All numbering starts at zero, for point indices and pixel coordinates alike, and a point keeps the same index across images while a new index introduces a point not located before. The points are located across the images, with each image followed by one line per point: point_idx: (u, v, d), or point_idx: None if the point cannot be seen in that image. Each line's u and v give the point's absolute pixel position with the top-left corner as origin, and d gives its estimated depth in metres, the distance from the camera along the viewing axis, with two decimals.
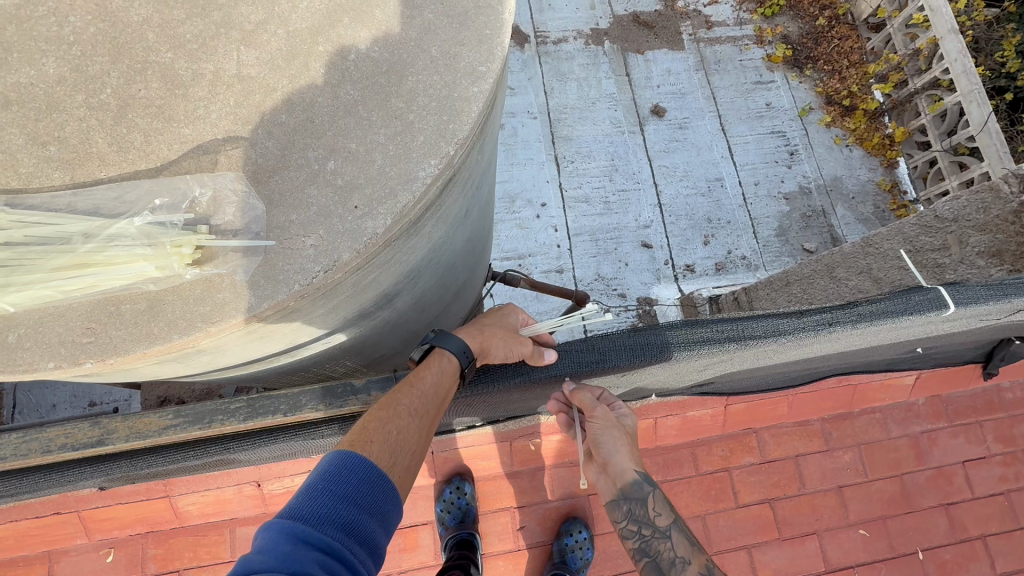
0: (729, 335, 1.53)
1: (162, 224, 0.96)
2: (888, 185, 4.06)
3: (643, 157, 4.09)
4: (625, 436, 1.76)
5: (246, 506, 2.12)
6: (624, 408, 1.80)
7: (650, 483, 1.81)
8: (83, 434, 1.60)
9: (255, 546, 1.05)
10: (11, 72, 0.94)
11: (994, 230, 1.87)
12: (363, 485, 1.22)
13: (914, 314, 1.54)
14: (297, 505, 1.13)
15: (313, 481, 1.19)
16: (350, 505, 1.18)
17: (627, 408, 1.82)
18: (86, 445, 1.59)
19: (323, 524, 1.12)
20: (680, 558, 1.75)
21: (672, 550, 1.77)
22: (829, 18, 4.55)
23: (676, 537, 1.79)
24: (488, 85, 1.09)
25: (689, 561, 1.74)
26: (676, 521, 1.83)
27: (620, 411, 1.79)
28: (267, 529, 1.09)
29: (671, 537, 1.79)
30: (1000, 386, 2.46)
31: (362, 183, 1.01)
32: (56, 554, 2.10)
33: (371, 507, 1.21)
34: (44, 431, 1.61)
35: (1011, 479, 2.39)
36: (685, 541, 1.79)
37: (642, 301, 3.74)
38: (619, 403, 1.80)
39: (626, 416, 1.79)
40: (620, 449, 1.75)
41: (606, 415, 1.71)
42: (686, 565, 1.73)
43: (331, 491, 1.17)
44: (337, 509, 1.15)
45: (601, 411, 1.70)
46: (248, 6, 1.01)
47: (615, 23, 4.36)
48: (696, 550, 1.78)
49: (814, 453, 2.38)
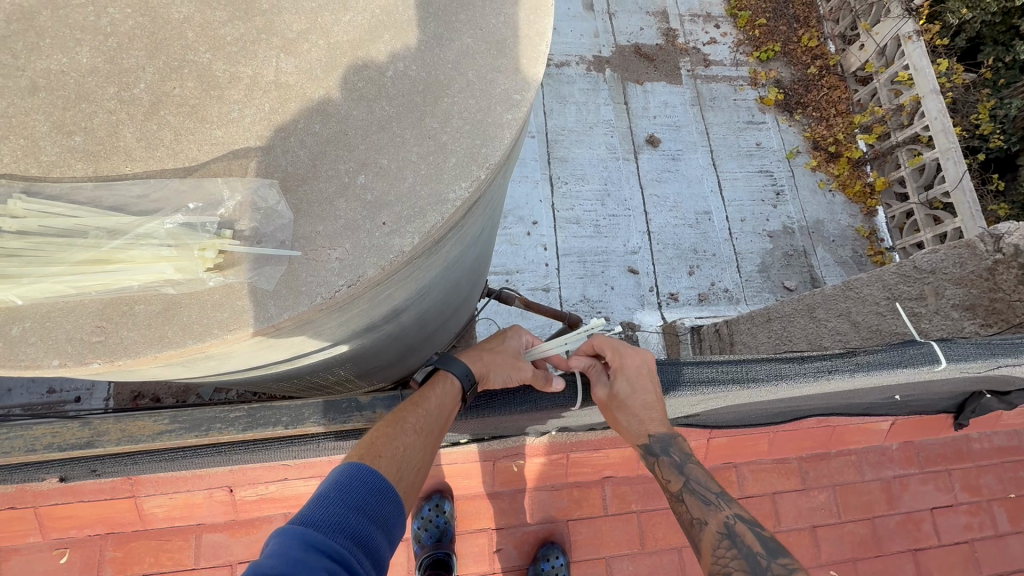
0: (733, 376, 1.64)
1: (192, 227, 0.93)
2: (866, 232, 4.21)
3: (635, 184, 4.16)
4: (626, 398, 1.61)
5: (215, 512, 2.03)
6: (629, 375, 1.62)
7: (657, 451, 1.61)
8: (71, 433, 1.61)
9: (267, 551, 1.02)
10: (42, 58, 0.94)
11: (970, 284, 1.87)
12: (371, 497, 1.21)
13: (909, 365, 1.63)
14: (308, 513, 1.11)
15: (324, 491, 1.17)
16: (360, 515, 1.16)
17: (628, 362, 1.63)
18: (75, 445, 1.60)
19: (333, 531, 1.10)
20: (698, 520, 1.53)
21: (688, 513, 1.55)
22: (820, 67, 4.75)
23: (689, 500, 1.57)
24: (522, 113, 1.09)
25: (706, 522, 1.51)
26: (687, 482, 1.59)
27: (616, 371, 1.63)
28: (278, 537, 1.05)
29: (684, 501, 1.58)
30: (970, 436, 2.52)
31: (392, 200, 1.00)
32: (6, 552, 1.98)
33: (379, 519, 1.19)
34: (32, 429, 1.61)
35: (975, 527, 2.45)
36: (699, 503, 1.55)
37: (625, 325, 3.77)
38: (621, 374, 1.62)
39: (624, 376, 1.62)
40: (636, 417, 1.60)
41: (609, 399, 1.62)
42: (703, 526, 1.51)
43: (341, 499, 1.16)
44: (347, 517, 1.14)
45: (602, 397, 1.63)
46: (291, 15, 1.02)
47: (617, 53, 4.48)
48: (713, 508, 1.53)
49: (791, 491, 2.41)
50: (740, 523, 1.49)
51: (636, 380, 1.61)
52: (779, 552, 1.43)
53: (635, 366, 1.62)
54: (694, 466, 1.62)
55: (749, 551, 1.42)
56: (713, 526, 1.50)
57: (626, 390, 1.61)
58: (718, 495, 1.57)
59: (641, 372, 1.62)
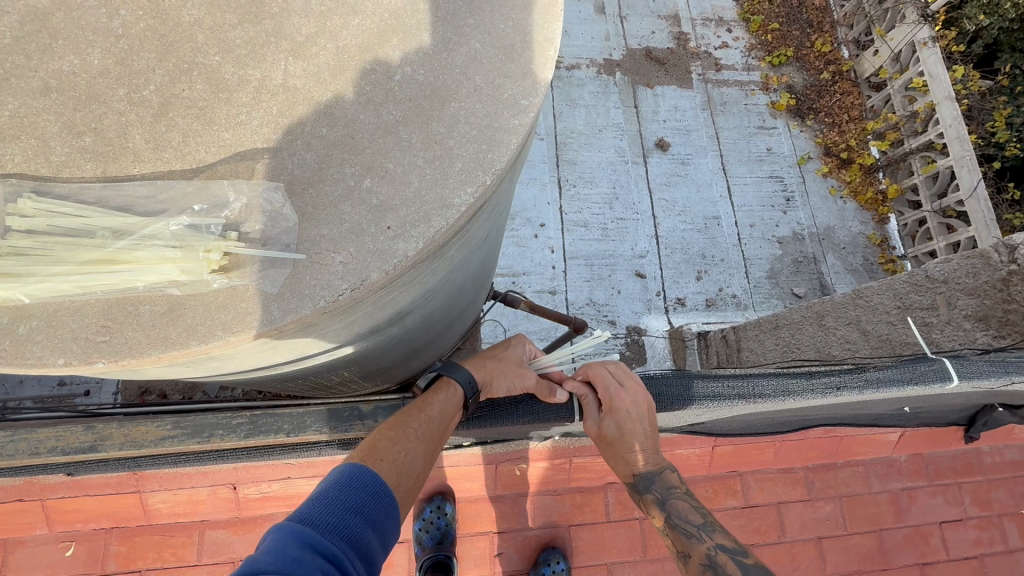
0: (739, 392, 1.64)
1: (198, 229, 0.94)
2: (878, 240, 4.16)
3: (644, 189, 4.15)
4: (615, 439, 1.61)
5: (219, 509, 2.03)
6: (619, 419, 1.57)
7: (643, 489, 1.65)
8: (75, 437, 1.63)
9: (264, 545, 1.01)
10: (55, 59, 0.94)
11: (982, 295, 1.85)
12: (369, 500, 1.21)
13: (918, 383, 1.60)
14: (307, 512, 1.11)
15: (324, 490, 1.17)
16: (358, 517, 1.16)
17: (619, 406, 1.57)
18: (78, 449, 1.62)
19: (330, 532, 1.10)
20: (682, 552, 1.53)
21: (673, 546, 1.56)
22: (833, 73, 4.71)
23: (672, 533, 1.58)
24: (530, 118, 1.09)
25: (688, 554, 1.51)
26: (670, 515, 1.60)
27: (606, 412, 1.58)
28: (276, 533, 1.05)
29: (668, 534, 1.59)
30: (981, 449, 2.48)
31: (396, 204, 1.00)
32: (13, 544, 2.00)
33: (375, 523, 1.19)
34: (35, 432, 1.64)
35: (985, 543, 2.41)
36: (680, 536, 1.56)
37: (631, 329, 3.75)
38: (611, 418, 1.58)
39: (614, 420, 1.58)
40: (622, 457, 1.63)
41: (599, 435, 1.64)
42: (686, 558, 1.51)
43: (340, 500, 1.16)
44: (344, 518, 1.14)
45: (592, 431, 1.64)
46: (301, 19, 1.03)
47: (628, 56, 4.47)
48: (695, 540, 1.53)
49: (797, 502, 2.38)
50: (722, 552, 1.47)
51: (625, 425, 1.58)
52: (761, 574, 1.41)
53: (628, 411, 1.56)
54: (676, 500, 1.63)
55: None
56: (696, 558, 1.49)
57: (615, 431, 1.59)
58: (700, 525, 1.57)
59: (631, 418, 1.57)
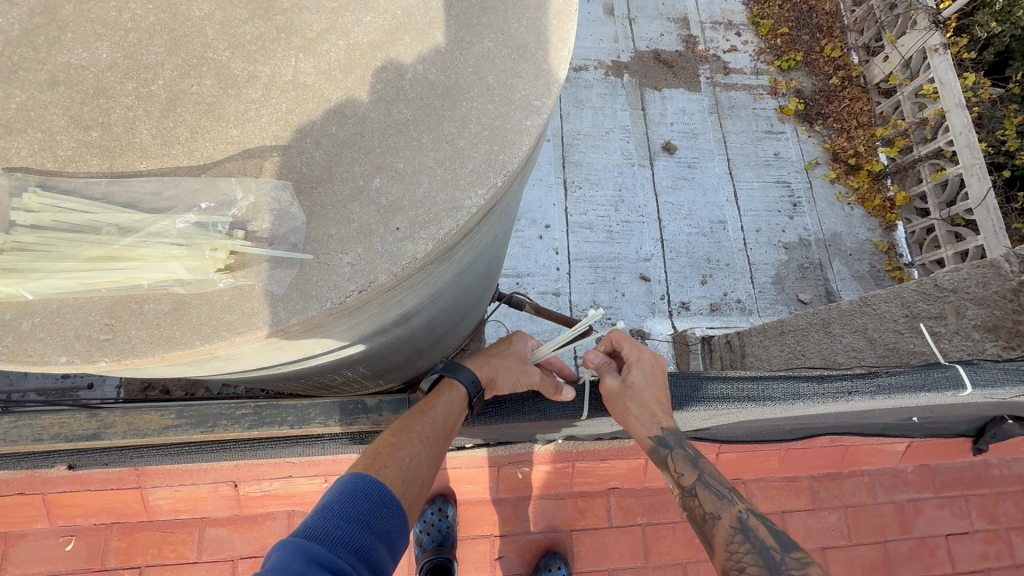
0: (748, 394, 1.61)
1: (204, 227, 0.92)
2: (885, 247, 4.10)
3: (650, 192, 4.12)
4: (638, 392, 1.58)
5: (220, 506, 2.02)
6: (644, 368, 1.61)
7: (669, 444, 1.55)
8: (78, 424, 1.63)
9: (269, 562, 0.99)
10: (64, 52, 0.93)
11: (993, 305, 1.81)
12: (375, 510, 1.19)
13: (932, 390, 1.58)
14: (311, 526, 1.09)
15: (328, 503, 1.16)
16: (364, 529, 1.14)
17: (644, 357, 1.63)
18: (81, 436, 1.61)
19: (336, 545, 1.08)
20: (710, 513, 1.49)
21: (700, 508, 1.52)
22: (842, 78, 4.67)
23: (703, 493, 1.54)
24: (542, 120, 1.07)
25: (719, 516, 1.48)
26: (702, 475, 1.57)
27: (630, 364, 1.62)
28: (280, 549, 1.03)
29: (697, 494, 1.55)
30: (989, 462, 2.44)
31: (405, 204, 0.98)
32: (13, 537, 1.99)
33: (382, 533, 1.17)
34: (39, 419, 1.63)
35: (992, 557, 2.38)
36: (712, 497, 1.52)
37: (635, 333, 3.72)
38: (636, 368, 1.61)
39: (639, 369, 1.61)
40: (648, 408, 1.56)
41: (621, 393, 1.59)
42: (716, 520, 1.48)
43: (345, 513, 1.14)
44: (350, 531, 1.12)
45: (614, 389, 1.59)
46: (312, 15, 1.01)
47: (637, 59, 4.44)
48: (727, 501, 1.51)
49: (801, 511, 2.35)
50: (753, 517, 1.48)
51: (649, 376, 1.60)
52: (791, 544, 1.42)
53: (653, 361, 1.63)
54: (707, 461, 1.60)
55: (762, 545, 1.40)
56: (727, 521, 1.47)
57: (639, 383, 1.59)
58: (732, 489, 1.55)
59: (655, 369, 1.61)
